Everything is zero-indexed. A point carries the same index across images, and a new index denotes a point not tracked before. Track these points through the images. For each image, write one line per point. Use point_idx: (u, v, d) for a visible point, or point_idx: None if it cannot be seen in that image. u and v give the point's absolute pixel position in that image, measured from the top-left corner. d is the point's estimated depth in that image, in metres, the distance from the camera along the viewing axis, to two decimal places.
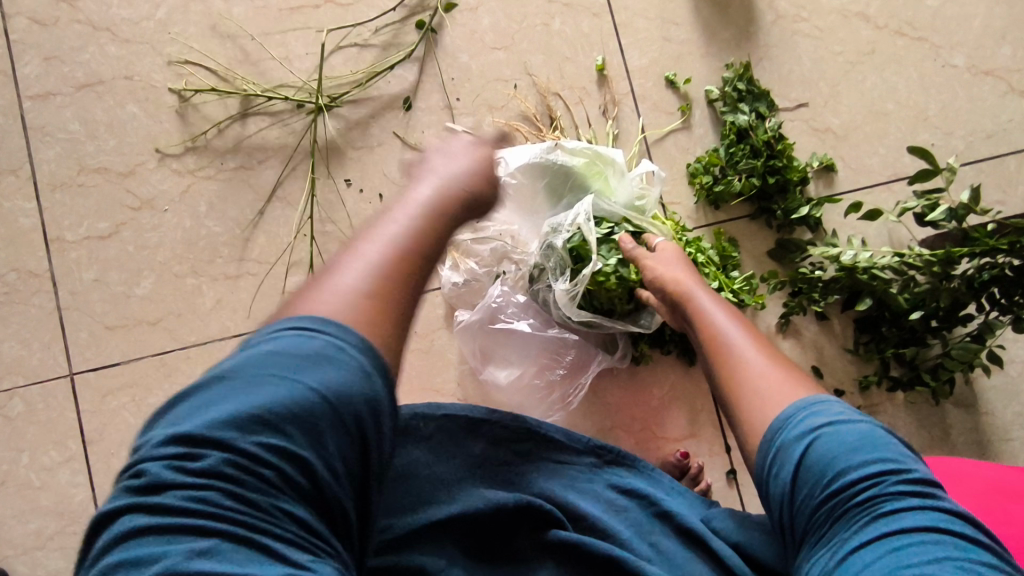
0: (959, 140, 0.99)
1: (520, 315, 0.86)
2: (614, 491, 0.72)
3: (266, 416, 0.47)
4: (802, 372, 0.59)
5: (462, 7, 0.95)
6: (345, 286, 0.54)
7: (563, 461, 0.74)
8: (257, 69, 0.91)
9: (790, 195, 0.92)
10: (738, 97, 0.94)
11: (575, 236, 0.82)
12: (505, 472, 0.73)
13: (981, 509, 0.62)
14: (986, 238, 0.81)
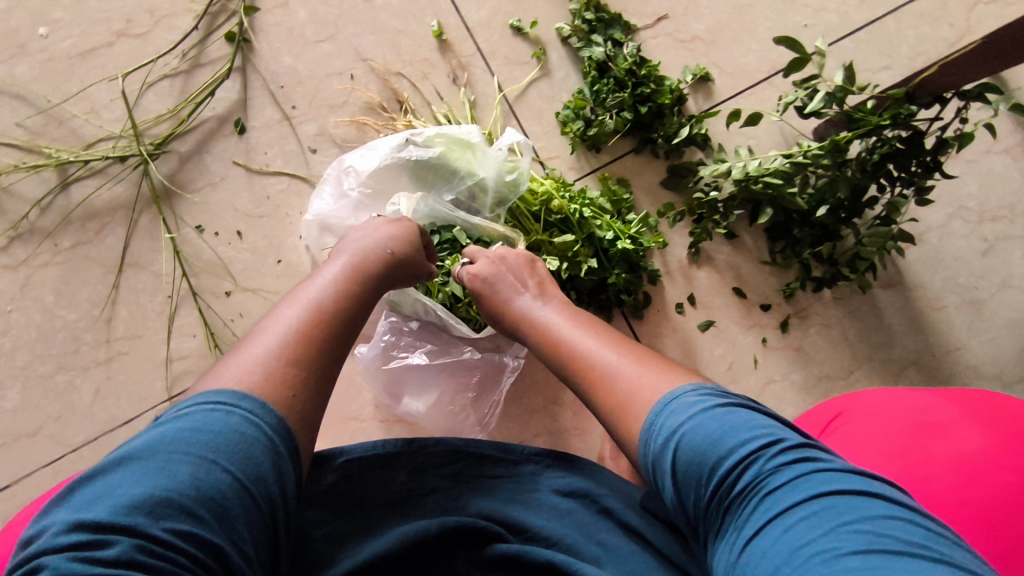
0: (832, 14, 0.93)
1: (416, 345, 0.82)
2: (557, 497, 0.69)
3: (176, 498, 0.45)
4: (672, 366, 0.61)
5: (272, 4, 0.86)
6: (244, 364, 0.53)
7: (499, 477, 0.71)
8: (66, 131, 0.82)
9: (667, 119, 0.86)
10: (589, 29, 0.86)
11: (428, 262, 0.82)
12: (433, 499, 0.69)
13: (900, 452, 0.61)
14: (869, 117, 0.76)
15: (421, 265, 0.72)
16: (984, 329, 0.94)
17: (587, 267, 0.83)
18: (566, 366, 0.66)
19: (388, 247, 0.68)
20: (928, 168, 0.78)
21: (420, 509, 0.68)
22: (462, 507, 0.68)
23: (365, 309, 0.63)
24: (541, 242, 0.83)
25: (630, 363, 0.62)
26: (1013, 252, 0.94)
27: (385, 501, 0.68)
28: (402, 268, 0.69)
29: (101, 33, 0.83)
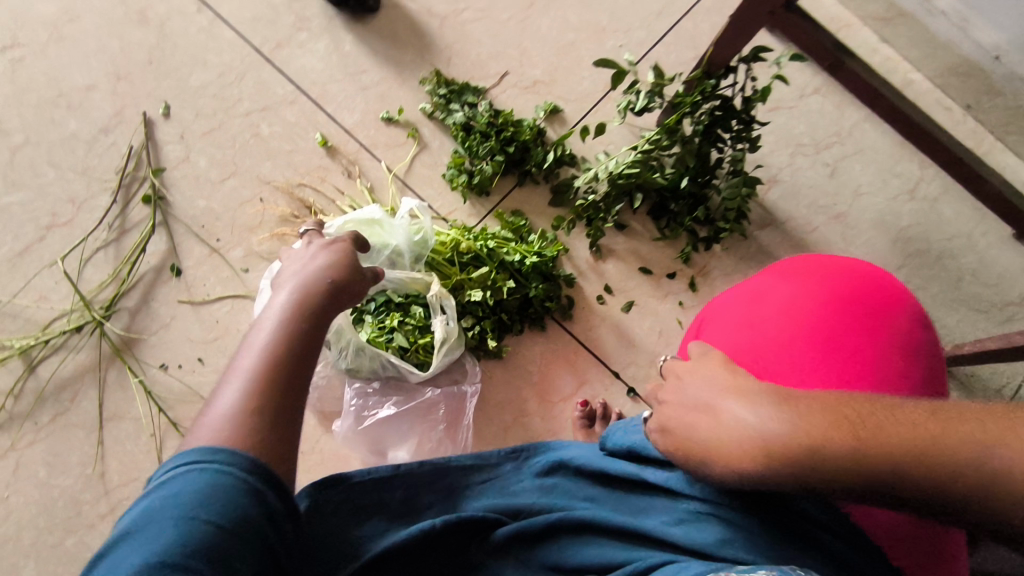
0: (638, 29, 1.11)
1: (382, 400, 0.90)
2: (540, 478, 0.69)
3: (171, 558, 0.43)
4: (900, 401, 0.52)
5: (176, 162, 0.99)
6: (216, 420, 0.53)
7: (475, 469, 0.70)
8: (22, 322, 0.91)
9: (533, 151, 1.01)
10: (445, 101, 1.02)
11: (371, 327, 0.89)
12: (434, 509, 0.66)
13: (743, 325, 0.69)
14: (685, 97, 0.92)
15: (359, 284, 0.72)
16: (854, 235, 1.09)
17: (507, 288, 0.93)
18: (871, 448, 0.45)
19: (328, 274, 0.68)
20: (748, 123, 0.94)
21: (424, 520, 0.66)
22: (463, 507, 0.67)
23: (317, 326, 0.63)
24: (462, 281, 0.93)
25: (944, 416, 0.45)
26: (852, 166, 1.11)
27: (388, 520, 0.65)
28: (345, 288, 0.69)
29: (34, 230, 0.94)
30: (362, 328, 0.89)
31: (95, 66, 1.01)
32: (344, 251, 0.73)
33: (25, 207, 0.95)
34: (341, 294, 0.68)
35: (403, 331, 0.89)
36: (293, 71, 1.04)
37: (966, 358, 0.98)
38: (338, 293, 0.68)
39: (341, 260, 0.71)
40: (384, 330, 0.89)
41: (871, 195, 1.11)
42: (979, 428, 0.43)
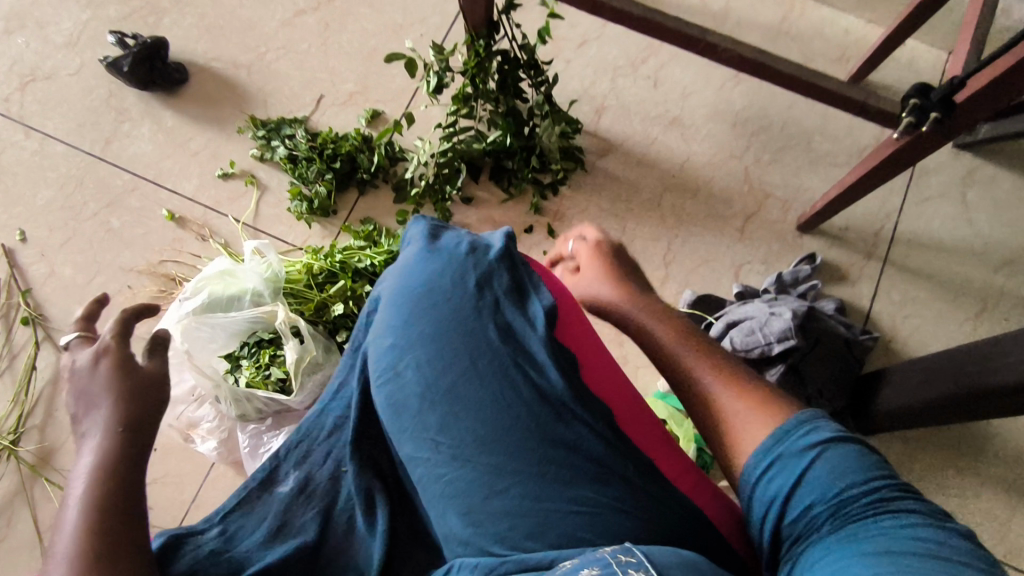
0: (433, 14, 1.15)
1: (276, 431, 0.91)
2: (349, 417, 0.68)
3: None
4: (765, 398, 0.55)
5: (43, 279, 1.05)
6: None
7: (248, 500, 0.64)
8: None
9: (360, 159, 1.05)
10: (267, 141, 1.07)
11: (249, 370, 0.93)
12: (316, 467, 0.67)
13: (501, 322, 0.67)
14: (466, 62, 0.96)
15: (154, 370, 0.61)
16: (695, 134, 1.10)
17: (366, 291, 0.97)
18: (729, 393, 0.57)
19: (109, 403, 0.57)
20: (534, 66, 0.97)
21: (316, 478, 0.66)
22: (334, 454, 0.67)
23: (133, 447, 0.56)
24: (323, 300, 0.97)
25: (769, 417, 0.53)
26: (673, 70, 1.12)
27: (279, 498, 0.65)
28: (146, 391, 0.59)
29: None
30: (241, 373, 0.93)
31: None
32: (120, 352, 0.61)
33: None
34: (144, 400, 0.59)
35: (279, 363, 0.92)
36: (127, 161, 1.10)
37: (824, 215, 0.98)
38: (138, 405, 0.58)
39: (125, 371, 0.60)
40: (261, 370, 0.92)
41: (701, 91, 1.11)
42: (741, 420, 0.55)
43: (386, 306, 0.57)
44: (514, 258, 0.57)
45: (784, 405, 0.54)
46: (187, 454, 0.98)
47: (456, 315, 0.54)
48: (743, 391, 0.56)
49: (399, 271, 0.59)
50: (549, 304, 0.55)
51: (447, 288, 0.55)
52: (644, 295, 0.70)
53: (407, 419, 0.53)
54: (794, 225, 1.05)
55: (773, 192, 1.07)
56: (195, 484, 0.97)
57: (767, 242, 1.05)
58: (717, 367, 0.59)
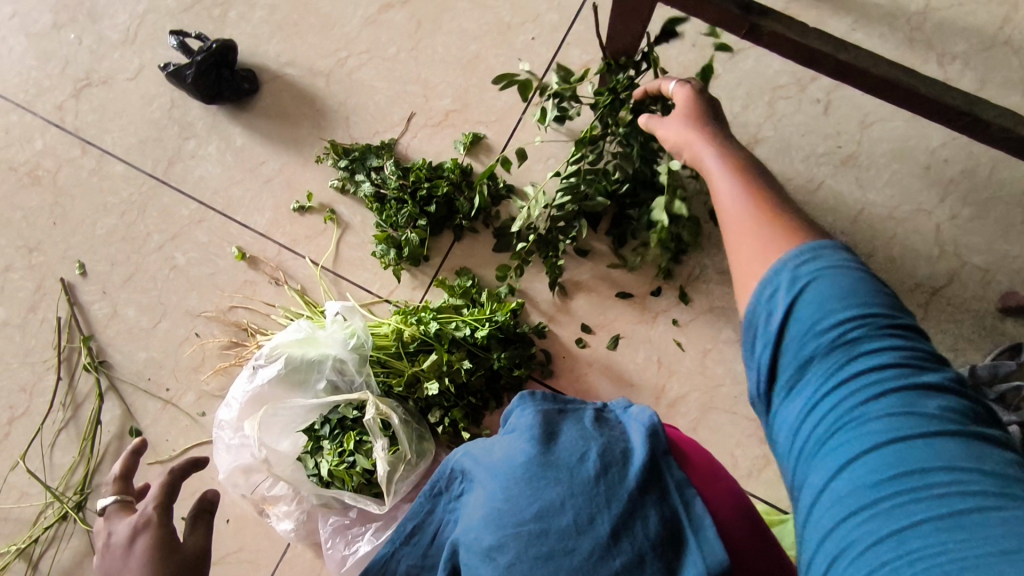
0: (549, 12, 0.94)
1: (363, 524, 0.81)
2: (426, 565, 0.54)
3: None
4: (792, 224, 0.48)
5: (105, 320, 0.94)
6: None
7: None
8: (12, 526, 0.91)
9: (458, 201, 0.88)
10: (350, 173, 0.91)
11: (332, 457, 0.80)
12: None
13: None
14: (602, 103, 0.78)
15: (194, 546, 0.56)
16: (873, 178, 0.88)
17: (465, 369, 0.82)
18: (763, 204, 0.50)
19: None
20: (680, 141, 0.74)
21: None
22: None
23: None
24: (416, 374, 0.83)
25: (765, 239, 0.48)
26: (851, 91, 0.89)
27: None
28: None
29: None
30: (322, 458, 0.81)
31: (5, 245, 0.98)
32: (154, 522, 0.57)
33: None
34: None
35: (365, 453, 0.79)
36: (192, 186, 0.97)
37: None
38: None
39: (160, 549, 0.55)
40: (345, 458, 0.79)
41: (884, 120, 0.88)
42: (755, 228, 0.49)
43: (480, 516, 0.47)
44: (663, 483, 0.45)
45: (802, 231, 0.47)
46: (262, 530, 0.89)
47: (580, 572, 0.42)
48: (776, 218, 0.49)
49: (506, 472, 0.48)
50: (717, 561, 0.42)
51: (568, 528, 0.44)
52: (723, 129, 0.61)
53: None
54: (996, 304, 0.84)
55: (971, 258, 0.85)
56: (272, 565, 0.88)
57: (958, 323, 0.84)
58: (751, 185, 0.52)
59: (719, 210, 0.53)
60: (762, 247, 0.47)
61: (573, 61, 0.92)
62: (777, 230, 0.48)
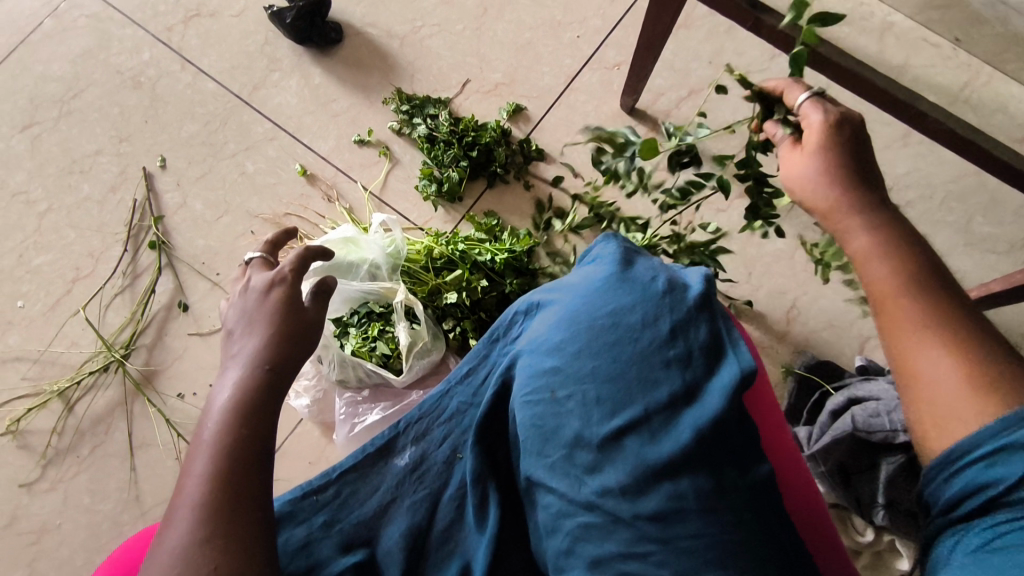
0: (595, 16, 1.13)
1: (372, 404, 0.93)
2: (476, 392, 0.63)
3: None
4: (984, 359, 0.45)
5: (175, 208, 1.09)
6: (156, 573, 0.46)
7: (365, 468, 0.61)
8: (59, 369, 1.02)
9: (497, 152, 1.05)
10: (409, 116, 1.08)
11: (355, 339, 0.94)
12: (444, 445, 0.62)
13: None
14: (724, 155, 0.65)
15: (314, 315, 0.62)
16: None
17: (481, 286, 0.96)
18: (946, 330, 0.47)
19: (261, 338, 0.57)
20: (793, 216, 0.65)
21: (440, 452, 0.62)
22: (466, 440, 0.62)
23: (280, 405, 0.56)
24: (438, 285, 0.98)
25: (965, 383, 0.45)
26: None
27: (397, 470, 0.61)
28: (302, 333, 0.60)
29: (60, 286, 1.06)
30: (348, 340, 0.95)
31: (99, 133, 1.13)
32: (279, 288, 0.61)
33: (53, 267, 1.07)
34: (295, 349, 0.58)
35: (384, 342, 0.93)
36: (270, 110, 1.13)
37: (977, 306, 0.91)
38: (291, 353, 0.58)
39: (280, 317, 0.59)
40: (366, 342, 0.94)
41: None
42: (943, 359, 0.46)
43: (554, 320, 0.56)
44: (714, 308, 0.53)
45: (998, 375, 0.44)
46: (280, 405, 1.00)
47: (638, 358, 0.51)
48: (965, 354, 0.46)
49: (583, 288, 0.57)
50: (750, 367, 0.50)
51: (634, 326, 0.53)
52: (873, 190, 0.52)
53: (554, 449, 0.51)
54: None
55: None
56: (282, 436, 1.00)
57: None
58: (927, 301, 0.48)
59: (896, 328, 0.49)
60: (967, 403, 0.44)
61: (609, 59, 1.11)
62: (976, 371, 0.45)
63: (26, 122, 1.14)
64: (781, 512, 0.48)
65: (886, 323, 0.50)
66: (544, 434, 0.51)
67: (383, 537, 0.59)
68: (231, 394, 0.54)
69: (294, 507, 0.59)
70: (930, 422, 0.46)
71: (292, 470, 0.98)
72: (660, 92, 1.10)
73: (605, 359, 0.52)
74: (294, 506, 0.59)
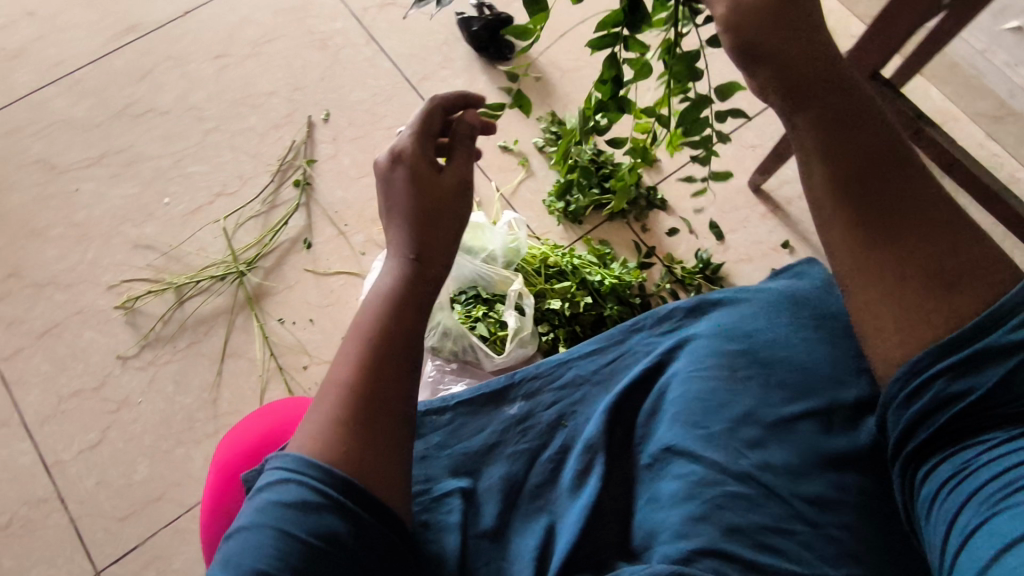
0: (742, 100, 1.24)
1: (457, 379, 0.97)
2: (604, 370, 0.76)
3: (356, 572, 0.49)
4: (937, 261, 0.52)
5: (326, 157, 1.18)
6: (306, 439, 0.51)
7: (481, 406, 0.75)
8: (181, 266, 1.10)
9: (627, 190, 1.13)
10: (557, 138, 1.18)
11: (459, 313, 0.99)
12: (549, 407, 0.74)
13: None
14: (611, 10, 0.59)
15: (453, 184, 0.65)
16: None
17: (585, 303, 1.02)
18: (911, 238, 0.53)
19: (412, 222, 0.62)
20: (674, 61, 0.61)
21: (549, 413, 0.73)
22: (584, 407, 0.73)
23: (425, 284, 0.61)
24: (545, 290, 1.03)
25: (924, 287, 0.52)
26: None
27: (507, 417, 0.73)
28: (446, 208, 0.64)
29: (205, 196, 1.14)
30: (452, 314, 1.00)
31: (278, 78, 1.23)
32: (418, 167, 0.64)
33: (203, 177, 1.15)
34: (437, 223, 0.63)
35: (485, 324, 0.99)
36: (432, 99, 1.23)
37: None
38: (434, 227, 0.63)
39: (422, 196, 0.63)
40: (469, 320, 0.99)
41: None
42: (910, 262, 0.52)
43: (727, 323, 0.71)
44: None
45: (952, 284, 0.51)
46: None
47: (817, 362, 0.65)
48: (939, 272, 0.51)
49: (761, 305, 0.72)
50: None
51: (817, 339, 0.67)
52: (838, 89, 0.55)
53: (714, 421, 0.62)
54: None
55: None
56: None
57: None
58: (890, 208, 0.53)
59: (855, 233, 0.54)
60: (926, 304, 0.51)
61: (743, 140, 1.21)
62: (893, 199, 0.53)
63: (218, 53, 1.24)
64: (904, 541, 0.58)
65: (853, 183, 0.54)
66: (698, 405, 0.63)
67: (488, 467, 0.69)
68: (389, 281, 0.59)
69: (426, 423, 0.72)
70: (902, 303, 0.52)
71: None
72: (786, 179, 1.18)
73: (787, 356, 0.66)
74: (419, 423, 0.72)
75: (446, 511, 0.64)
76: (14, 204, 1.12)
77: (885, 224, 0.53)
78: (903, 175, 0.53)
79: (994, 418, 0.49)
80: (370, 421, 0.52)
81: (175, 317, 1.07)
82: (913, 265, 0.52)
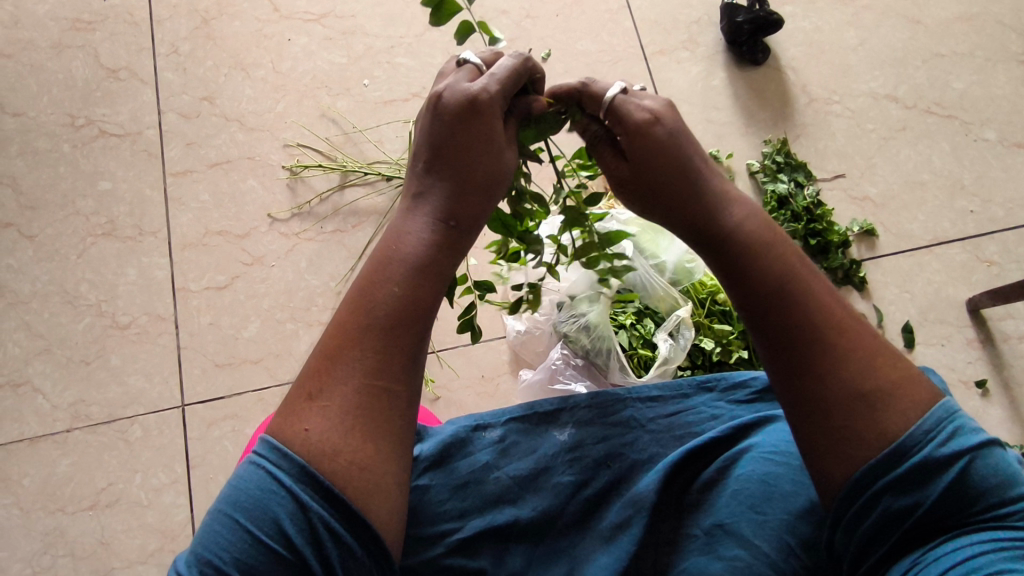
0: (998, 207, 1.06)
1: (577, 377, 0.91)
2: (662, 419, 0.74)
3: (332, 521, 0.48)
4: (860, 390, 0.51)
5: None
6: (299, 429, 0.49)
7: (531, 424, 0.73)
8: (356, 151, 1.08)
9: (831, 255, 1.02)
10: (776, 168, 1.06)
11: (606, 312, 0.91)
12: (604, 444, 0.72)
13: None
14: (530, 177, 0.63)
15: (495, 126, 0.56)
16: None
17: (738, 356, 0.91)
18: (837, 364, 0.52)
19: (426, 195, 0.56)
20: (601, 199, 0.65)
21: (597, 448, 0.71)
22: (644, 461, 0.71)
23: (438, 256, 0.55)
24: (701, 324, 0.93)
25: (866, 418, 0.50)
26: None
27: (554, 445, 0.72)
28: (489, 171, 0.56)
29: (402, 91, 1.10)
30: None
31: None
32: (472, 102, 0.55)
33: (407, 72, 1.11)
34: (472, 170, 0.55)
35: (628, 335, 0.91)
36: (660, 77, 1.11)
37: None
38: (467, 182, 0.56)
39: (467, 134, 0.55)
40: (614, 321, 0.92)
41: None
42: (854, 404, 0.51)
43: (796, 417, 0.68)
44: None
45: (879, 411, 0.50)
46: (493, 313, 1.00)
47: None
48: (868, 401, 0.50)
49: None
50: None
51: None
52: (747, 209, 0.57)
53: (773, 509, 0.62)
54: None
55: None
56: (475, 339, 0.99)
57: None
58: (818, 351, 0.52)
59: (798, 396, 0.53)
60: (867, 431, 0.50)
61: (982, 250, 1.04)
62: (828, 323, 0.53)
63: None
64: None
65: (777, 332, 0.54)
66: (756, 501, 0.63)
67: (523, 493, 0.68)
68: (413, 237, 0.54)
69: (473, 432, 0.72)
70: (824, 446, 0.51)
71: (465, 371, 0.97)
72: (1012, 314, 1.01)
73: None
74: (461, 440, 0.71)
75: (496, 521, 0.66)
76: (230, 32, 1.12)
77: (802, 373, 0.52)
78: (816, 292, 0.54)
79: (937, 527, 0.48)
80: (362, 408, 0.50)
81: (333, 198, 1.05)
82: (833, 405, 0.51)
